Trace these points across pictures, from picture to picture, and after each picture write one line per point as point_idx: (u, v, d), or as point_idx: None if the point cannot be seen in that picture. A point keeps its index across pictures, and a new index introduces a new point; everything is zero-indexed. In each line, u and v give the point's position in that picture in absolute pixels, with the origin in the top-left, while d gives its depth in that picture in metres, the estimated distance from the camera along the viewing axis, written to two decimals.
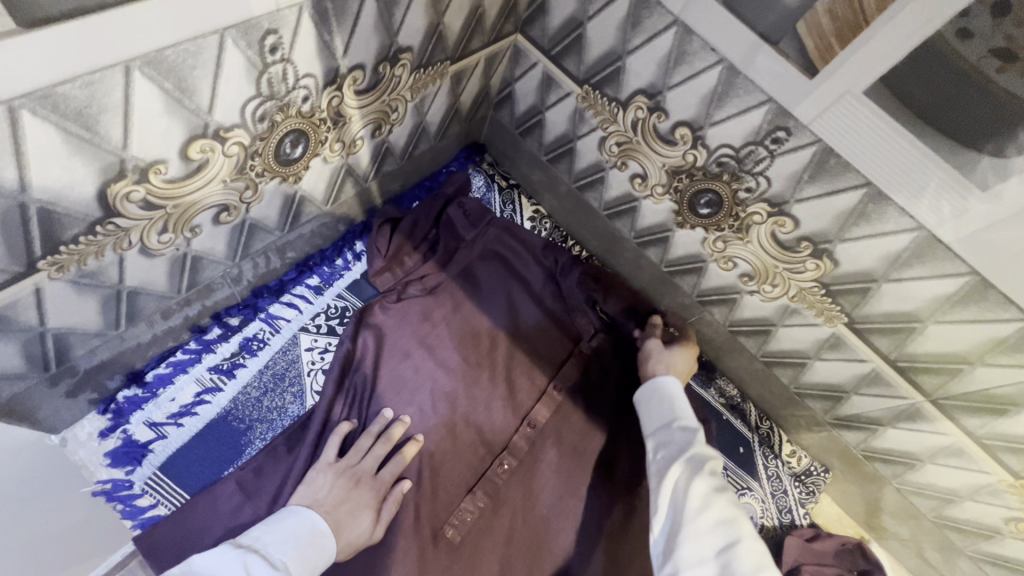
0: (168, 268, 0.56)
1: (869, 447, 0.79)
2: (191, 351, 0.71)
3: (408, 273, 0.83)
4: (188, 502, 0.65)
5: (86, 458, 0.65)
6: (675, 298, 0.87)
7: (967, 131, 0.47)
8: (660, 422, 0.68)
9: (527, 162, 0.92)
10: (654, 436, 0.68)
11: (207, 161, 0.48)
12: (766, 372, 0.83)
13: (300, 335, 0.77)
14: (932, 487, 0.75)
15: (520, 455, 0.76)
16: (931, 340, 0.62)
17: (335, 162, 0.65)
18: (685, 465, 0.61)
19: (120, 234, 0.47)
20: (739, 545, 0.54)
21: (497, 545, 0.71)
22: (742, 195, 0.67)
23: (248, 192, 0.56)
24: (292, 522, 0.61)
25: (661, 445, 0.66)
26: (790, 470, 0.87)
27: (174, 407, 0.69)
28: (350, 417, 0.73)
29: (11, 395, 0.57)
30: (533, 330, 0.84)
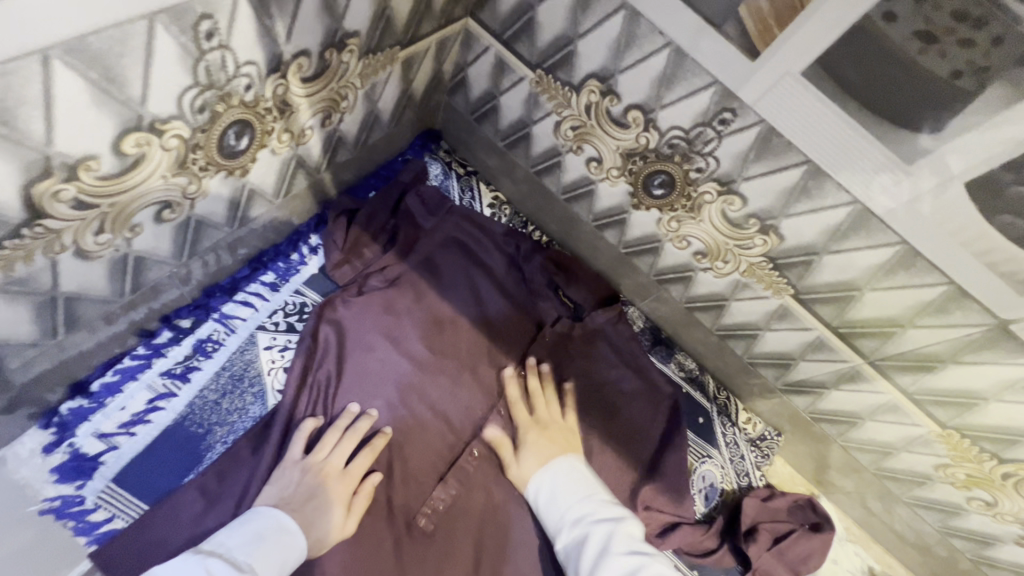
0: (108, 270, 0.53)
1: (816, 409, 0.84)
2: (140, 357, 0.68)
3: (368, 266, 0.82)
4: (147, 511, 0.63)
5: (30, 475, 0.61)
6: (634, 279, 0.89)
7: (894, 108, 0.50)
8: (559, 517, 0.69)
9: (483, 148, 0.92)
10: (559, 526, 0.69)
11: (144, 156, 0.45)
12: (721, 345, 0.87)
13: (257, 334, 0.75)
14: (872, 443, 0.81)
15: (489, 441, 0.77)
16: (869, 306, 0.66)
17: (284, 153, 0.63)
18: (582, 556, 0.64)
19: (51, 236, 0.44)
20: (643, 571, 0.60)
21: (470, 529, 0.72)
22: (693, 175, 0.69)
23: (191, 187, 0.54)
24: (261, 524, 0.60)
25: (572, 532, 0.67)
26: (746, 436, 0.92)
27: (125, 416, 0.66)
28: (314, 414, 0.72)
29: None
30: (498, 317, 0.85)
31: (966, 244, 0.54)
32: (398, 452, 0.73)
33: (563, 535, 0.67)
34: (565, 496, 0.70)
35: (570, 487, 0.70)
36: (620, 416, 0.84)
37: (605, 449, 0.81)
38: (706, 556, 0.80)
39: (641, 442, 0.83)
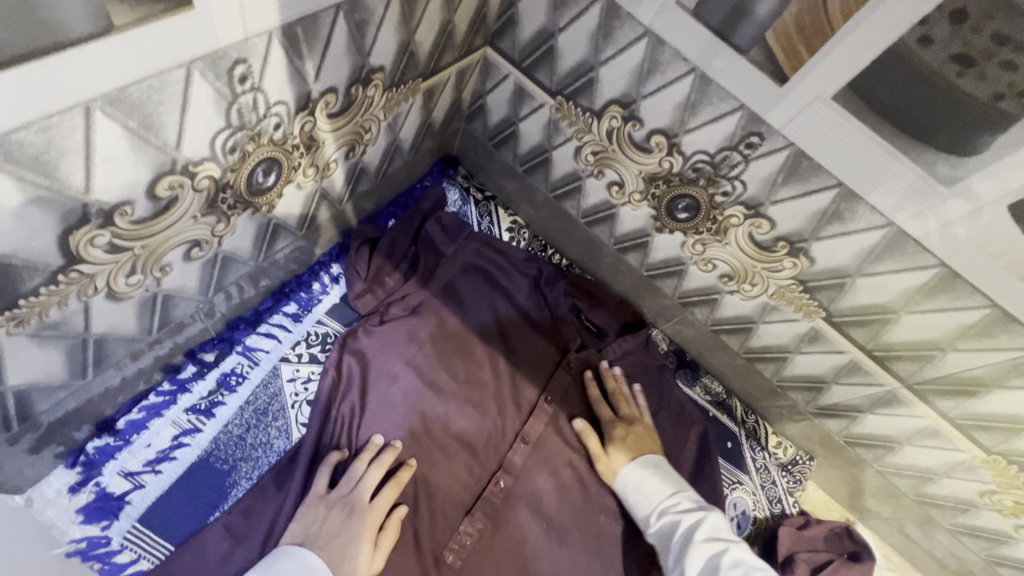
0: (138, 310, 0.53)
1: (850, 433, 0.82)
2: (166, 393, 0.68)
3: (390, 294, 0.81)
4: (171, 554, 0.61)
5: (55, 516, 0.60)
6: (657, 301, 0.88)
7: (932, 132, 0.49)
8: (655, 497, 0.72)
9: (502, 173, 0.92)
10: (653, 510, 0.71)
11: (176, 198, 0.46)
12: (748, 367, 0.85)
13: (280, 366, 0.74)
14: (911, 468, 0.78)
15: (515, 472, 0.75)
16: (904, 329, 0.64)
17: (309, 187, 0.63)
18: (680, 545, 0.66)
19: (85, 280, 0.44)
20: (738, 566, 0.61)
21: (498, 564, 0.70)
22: (718, 198, 0.68)
23: (220, 225, 0.54)
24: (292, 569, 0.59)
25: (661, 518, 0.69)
26: (776, 461, 0.90)
27: (150, 453, 0.65)
28: (340, 446, 0.71)
29: None
30: (522, 343, 0.84)
31: (1011, 267, 0.52)
32: (423, 485, 0.72)
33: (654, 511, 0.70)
34: (647, 485, 0.72)
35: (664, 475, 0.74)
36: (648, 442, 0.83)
37: None
38: None
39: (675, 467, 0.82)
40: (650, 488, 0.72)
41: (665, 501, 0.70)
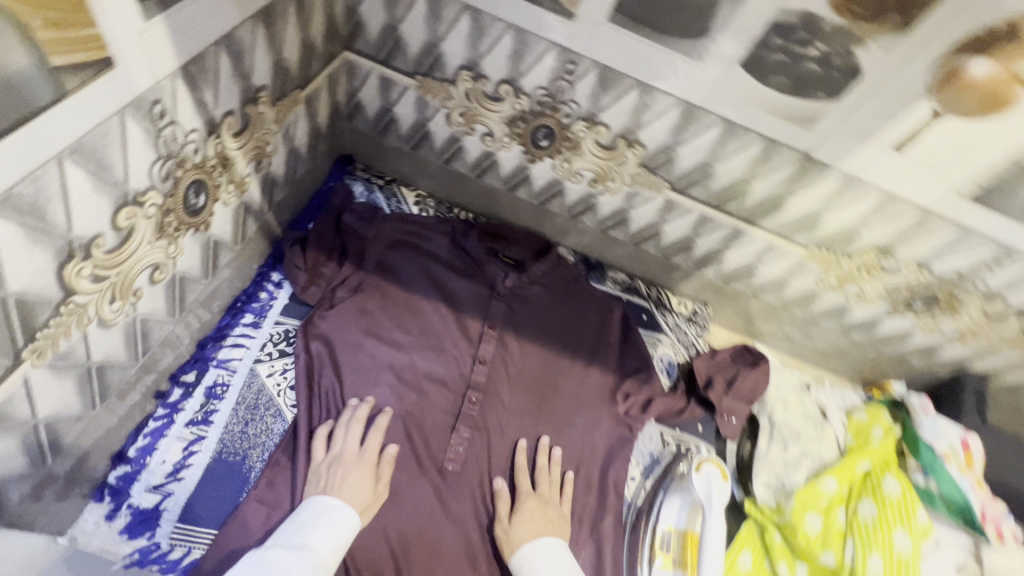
0: (124, 336, 0.62)
1: (723, 274, 1.05)
2: (162, 417, 0.77)
3: (331, 281, 0.94)
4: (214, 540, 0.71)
5: (103, 542, 0.69)
6: (553, 221, 1.06)
7: (677, 25, 0.69)
8: None
9: (394, 157, 1.05)
10: None
11: (133, 227, 0.56)
12: (637, 250, 1.06)
13: (256, 366, 0.84)
14: (770, 282, 1.02)
15: (483, 387, 0.90)
16: (722, 176, 0.86)
17: (233, 203, 0.74)
18: None
19: (80, 310, 0.53)
20: None
21: (488, 458, 0.86)
22: (565, 120, 0.86)
23: (171, 248, 0.64)
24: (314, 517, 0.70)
25: None
26: (683, 316, 1.11)
27: (168, 467, 0.74)
28: (329, 413, 0.83)
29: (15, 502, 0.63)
30: (456, 288, 1.00)
31: (760, 104, 0.74)
32: (411, 420, 0.85)
33: None
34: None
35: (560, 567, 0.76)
36: (581, 333, 1.02)
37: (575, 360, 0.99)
38: (682, 414, 0.98)
39: (607, 344, 1.02)
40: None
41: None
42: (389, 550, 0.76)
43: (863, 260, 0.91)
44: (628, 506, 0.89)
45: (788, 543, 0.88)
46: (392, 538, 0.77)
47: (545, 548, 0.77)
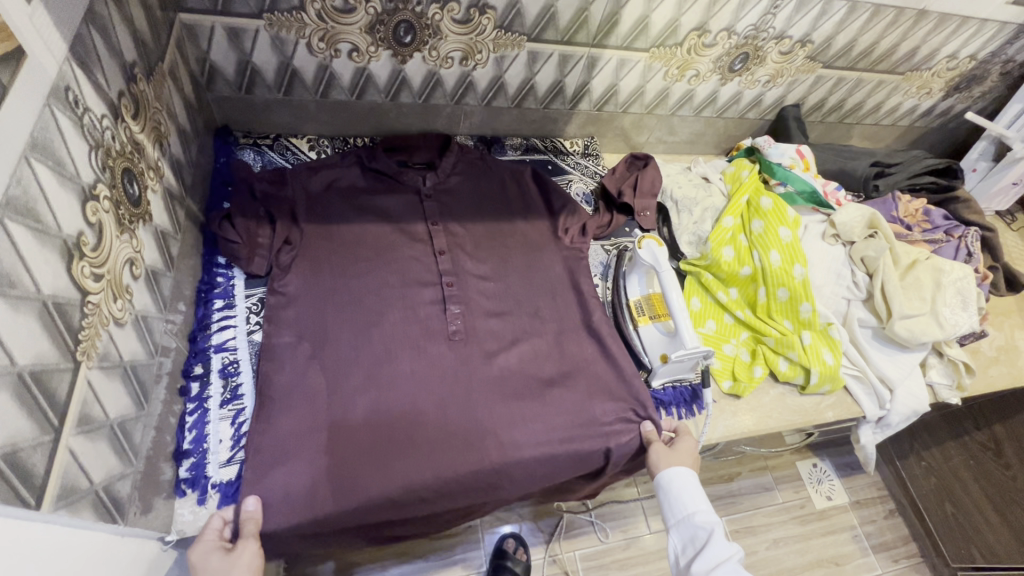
0: (136, 333, 0.65)
1: (595, 103, 1.22)
2: (195, 409, 0.81)
3: (271, 247, 0.96)
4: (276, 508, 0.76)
5: (210, 520, 0.76)
6: (442, 114, 1.16)
7: None
8: (680, 516, 0.84)
9: (271, 110, 1.06)
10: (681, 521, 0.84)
11: (100, 222, 0.58)
12: (521, 110, 1.19)
13: (253, 337, 0.90)
14: (631, 94, 1.22)
15: (451, 270, 1.03)
16: (564, 12, 0.99)
17: (158, 190, 0.74)
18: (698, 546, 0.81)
19: (99, 309, 0.56)
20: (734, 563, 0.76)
21: (480, 319, 1.00)
22: (418, 9, 0.93)
23: (134, 242, 0.66)
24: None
25: (689, 538, 0.82)
26: (579, 153, 1.30)
27: (228, 442, 0.81)
28: (315, 352, 0.89)
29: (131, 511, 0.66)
30: (388, 204, 1.09)
31: None
32: (412, 319, 0.96)
33: (691, 522, 0.82)
34: (689, 494, 0.84)
35: (697, 500, 0.84)
36: (507, 199, 1.17)
37: (513, 221, 1.14)
38: (611, 225, 1.18)
39: (530, 199, 1.18)
40: (681, 494, 0.85)
41: (696, 511, 0.83)
42: (410, 433, 0.85)
43: (690, 44, 1.12)
44: (605, 304, 1.09)
45: (719, 277, 1.15)
46: (409, 423, 0.86)
47: (690, 485, 0.85)
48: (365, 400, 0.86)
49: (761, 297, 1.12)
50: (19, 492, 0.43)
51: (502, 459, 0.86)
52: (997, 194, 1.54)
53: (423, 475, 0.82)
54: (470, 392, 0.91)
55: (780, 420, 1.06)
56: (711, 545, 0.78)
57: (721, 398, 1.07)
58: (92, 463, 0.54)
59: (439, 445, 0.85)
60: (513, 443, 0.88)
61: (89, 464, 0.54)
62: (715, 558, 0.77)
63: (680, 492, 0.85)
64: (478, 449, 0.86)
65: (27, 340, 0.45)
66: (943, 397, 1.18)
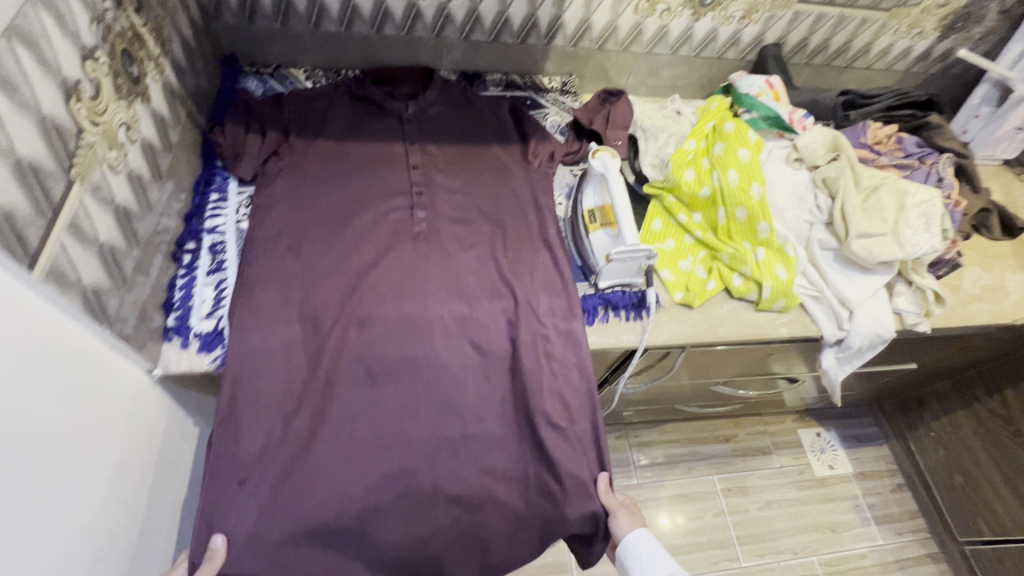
0: (130, 186, 0.79)
1: (569, 38, 1.30)
2: (185, 274, 0.94)
3: (259, 152, 1.08)
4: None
5: (190, 361, 0.89)
6: (424, 48, 1.27)
7: None
8: None
9: (271, 41, 1.20)
10: None
11: (98, 80, 0.71)
12: (499, 45, 1.29)
13: (240, 224, 1.03)
14: (604, 29, 1.28)
15: (421, 181, 1.13)
16: None
17: (158, 81, 0.88)
18: None
19: (92, 148, 0.69)
20: None
21: (445, 223, 1.09)
22: None
23: (131, 112, 0.79)
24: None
25: None
26: (557, 89, 1.37)
27: (209, 302, 0.93)
28: (293, 240, 1.01)
29: (126, 331, 0.80)
30: (371, 125, 1.21)
31: None
32: (382, 219, 1.07)
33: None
34: (658, 559, 0.83)
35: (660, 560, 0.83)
36: (482, 126, 1.26)
37: (486, 144, 1.23)
38: (580, 152, 1.25)
39: (504, 126, 1.27)
40: (653, 557, 0.84)
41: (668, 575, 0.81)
42: (369, 310, 0.96)
43: None
44: (563, 221, 1.16)
45: (682, 199, 1.19)
46: (369, 300, 0.97)
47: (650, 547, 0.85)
48: (334, 281, 0.98)
49: (721, 218, 1.15)
50: (13, 247, 0.56)
51: (450, 339, 0.97)
52: (1002, 140, 1.50)
53: (379, 347, 0.94)
54: (427, 280, 1.01)
55: (730, 331, 1.11)
56: None
57: (673, 308, 1.11)
58: (82, 266, 0.68)
59: (391, 359, 0.94)
60: (460, 327, 0.98)
61: (78, 264, 0.67)
62: None
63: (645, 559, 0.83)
64: (428, 329, 0.97)
65: (27, 137, 0.58)
66: (911, 324, 1.17)
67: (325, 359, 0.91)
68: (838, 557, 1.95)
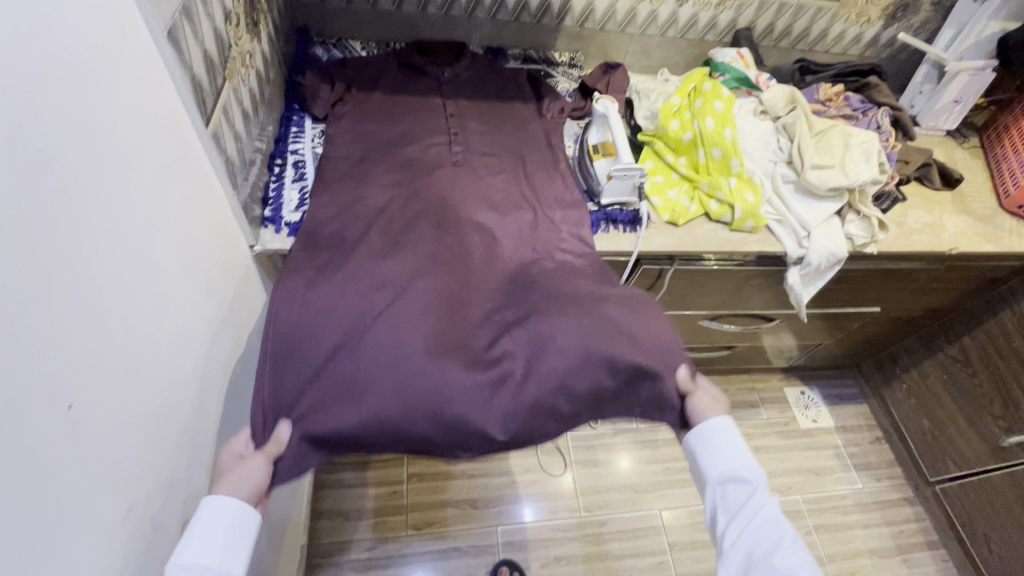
0: (250, 99, 1.06)
1: (576, 19, 1.59)
2: (276, 181, 1.20)
3: (330, 98, 1.35)
4: (290, 373, 0.90)
5: (282, 242, 1.14)
6: (458, 25, 1.56)
7: None
8: (717, 470, 0.88)
9: (337, 17, 1.50)
10: (716, 481, 0.88)
11: (239, 14, 0.99)
12: (519, 24, 1.59)
13: (316, 149, 1.29)
14: (604, 13, 1.58)
15: (458, 125, 1.40)
16: None
17: (266, 32, 1.17)
18: (726, 494, 0.86)
19: (235, 60, 0.96)
20: (771, 515, 0.82)
21: (479, 156, 1.36)
22: None
23: (252, 45, 1.07)
24: (215, 512, 0.75)
25: (724, 493, 0.86)
26: (565, 63, 1.64)
27: (295, 202, 1.19)
28: (359, 163, 1.27)
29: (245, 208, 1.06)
30: (416, 82, 1.48)
31: None
32: (428, 153, 1.33)
33: (725, 477, 0.87)
34: (732, 447, 0.89)
35: (731, 449, 0.89)
36: (506, 86, 1.53)
37: (508, 100, 1.51)
38: (585, 109, 1.52)
39: (523, 87, 1.54)
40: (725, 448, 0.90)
41: (739, 464, 0.87)
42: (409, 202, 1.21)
43: None
44: (571, 158, 1.43)
45: (670, 146, 1.44)
46: (410, 199, 1.22)
47: (722, 436, 0.90)
48: (381, 185, 1.23)
49: (701, 159, 1.39)
50: (199, 106, 0.82)
51: (484, 235, 1.20)
52: (942, 112, 1.75)
53: (417, 221, 1.17)
54: (465, 194, 1.26)
55: (707, 244, 1.36)
56: (751, 501, 0.84)
57: (661, 226, 1.37)
58: (226, 140, 0.94)
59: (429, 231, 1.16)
60: (484, 226, 1.22)
61: (225, 138, 0.93)
62: (756, 510, 0.83)
63: (715, 447, 0.90)
64: (456, 216, 1.20)
65: (209, 36, 0.84)
66: (859, 246, 1.41)
67: (378, 225, 1.15)
68: (820, 497, 2.13)
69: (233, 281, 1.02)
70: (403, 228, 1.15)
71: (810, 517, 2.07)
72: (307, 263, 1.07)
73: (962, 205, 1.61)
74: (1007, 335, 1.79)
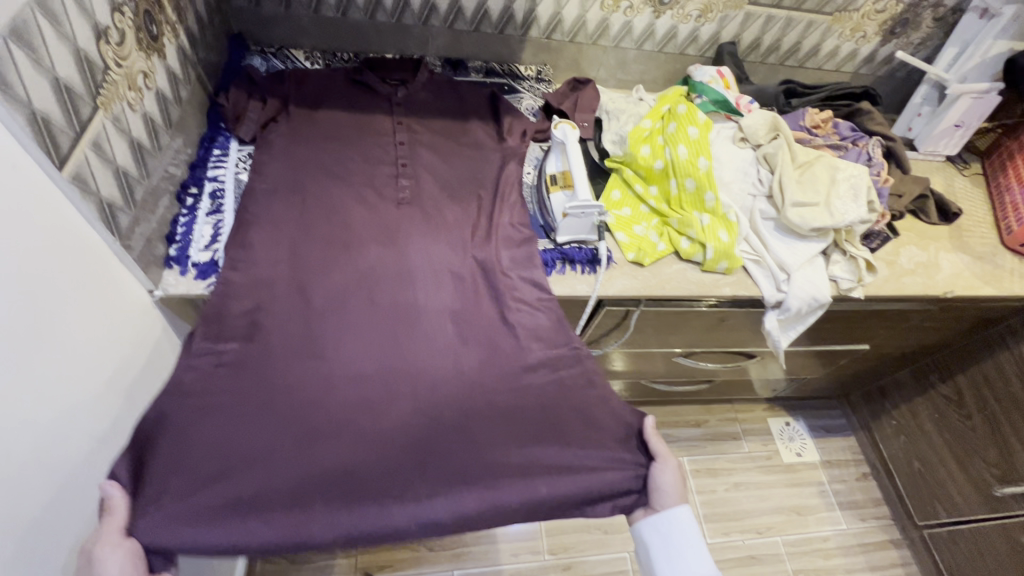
0: (145, 126, 0.92)
1: (543, 30, 1.45)
2: (187, 214, 1.07)
3: (258, 117, 1.22)
4: (186, 476, 0.75)
5: (187, 286, 1.00)
6: (412, 34, 1.42)
7: None
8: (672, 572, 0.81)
9: (275, 24, 1.36)
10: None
11: (124, 29, 0.85)
12: (479, 34, 1.44)
13: (239, 175, 1.15)
14: (573, 24, 1.44)
15: (405, 147, 1.25)
16: None
17: (173, 46, 1.04)
18: None
19: (116, 84, 0.83)
20: None
21: (424, 184, 1.22)
22: None
23: (148, 63, 0.93)
24: None
25: None
26: (532, 77, 1.50)
27: (207, 238, 1.05)
28: (287, 192, 1.13)
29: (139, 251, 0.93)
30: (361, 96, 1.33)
31: None
32: (368, 181, 1.19)
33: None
34: (688, 544, 0.81)
35: (689, 546, 0.81)
36: (462, 103, 1.39)
37: (464, 119, 1.37)
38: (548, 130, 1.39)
39: (481, 104, 1.40)
40: (681, 545, 0.82)
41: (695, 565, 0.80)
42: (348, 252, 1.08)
43: None
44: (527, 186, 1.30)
45: (638, 173, 1.31)
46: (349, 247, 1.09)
47: (682, 532, 0.82)
48: (314, 226, 1.09)
49: (672, 189, 1.26)
50: (48, 146, 0.69)
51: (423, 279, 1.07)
52: (942, 137, 1.61)
53: (357, 280, 1.04)
54: (403, 230, 1.13)
55: (675, 287, 1.23)
56: None
57: (625, 265, 1.24)
58: (99, 179, 0.80)
59: (370, 290, 1.04)
60: (428, 276, 1.09)
61: (96, 177, 0.79)
62: None
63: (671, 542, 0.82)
64: (400, 272, 1.08)
65: (63, 61, 0.71)
66: (844, 290, 1.27)
67: (309, 281, 1.02)
68: (802, 539, 2.01)
69: (120, 337, 0.89)
70: (336, 284, 1.03)
71: (790, 562, 1.95)
72: (222, 330, 0.93)
73: (959, 241, 1.48)
74: (1004, 379, 1.67)
